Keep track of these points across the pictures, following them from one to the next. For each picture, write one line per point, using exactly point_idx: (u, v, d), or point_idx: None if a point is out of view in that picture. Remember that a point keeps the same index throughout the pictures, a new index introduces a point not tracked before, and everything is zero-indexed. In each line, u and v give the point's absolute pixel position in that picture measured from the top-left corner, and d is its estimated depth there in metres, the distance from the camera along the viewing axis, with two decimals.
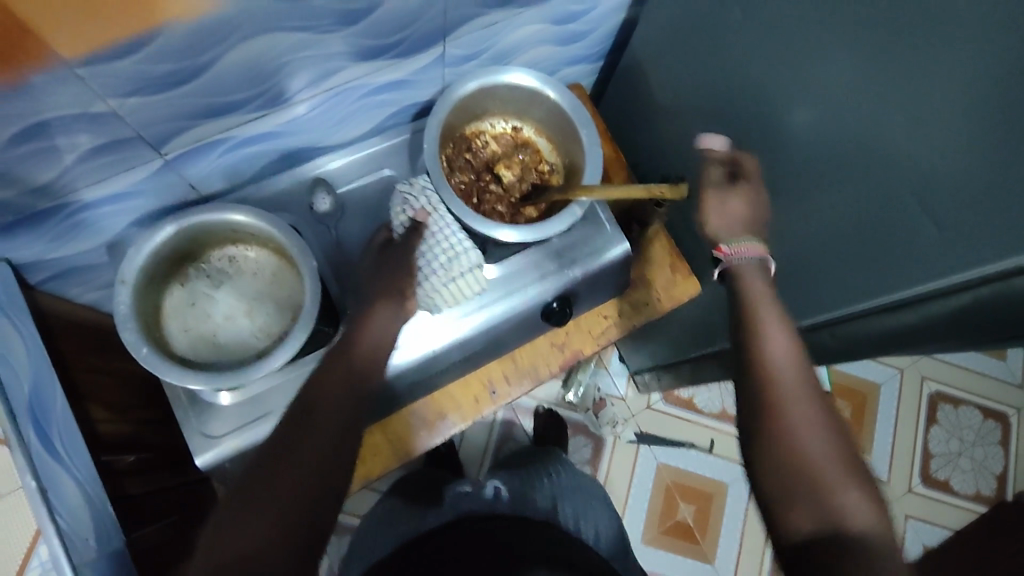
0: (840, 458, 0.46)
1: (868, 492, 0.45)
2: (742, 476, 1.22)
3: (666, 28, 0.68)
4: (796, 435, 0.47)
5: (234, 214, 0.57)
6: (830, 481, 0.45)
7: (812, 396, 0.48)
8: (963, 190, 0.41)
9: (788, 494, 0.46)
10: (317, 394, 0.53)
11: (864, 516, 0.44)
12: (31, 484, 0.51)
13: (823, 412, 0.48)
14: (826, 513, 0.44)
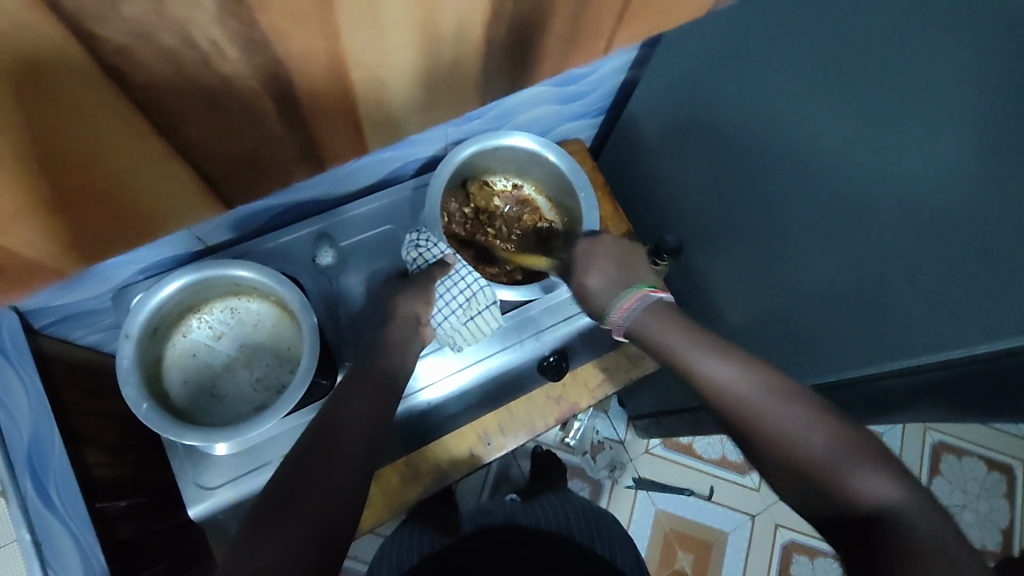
0: (831, 449, 0.40)
1: (879, 465, 0.39)
2: (743, 524, 1.21)
3: (665, 90, 0.70)
4: (779, 450, 0.42)
5: (238, 269, 0.58)
6: (831, 475, 0.39)
7: (770, 398, 0.43)
8: (953, 268, 0.42)
9: (818, 505, 0.40)
10: (344, 411, 0.49)
11: (884, 490, 0.38)
12: (26, 537, 0.51)
13: (795, 406, 0.42)
14: (850, 509, 0.39)
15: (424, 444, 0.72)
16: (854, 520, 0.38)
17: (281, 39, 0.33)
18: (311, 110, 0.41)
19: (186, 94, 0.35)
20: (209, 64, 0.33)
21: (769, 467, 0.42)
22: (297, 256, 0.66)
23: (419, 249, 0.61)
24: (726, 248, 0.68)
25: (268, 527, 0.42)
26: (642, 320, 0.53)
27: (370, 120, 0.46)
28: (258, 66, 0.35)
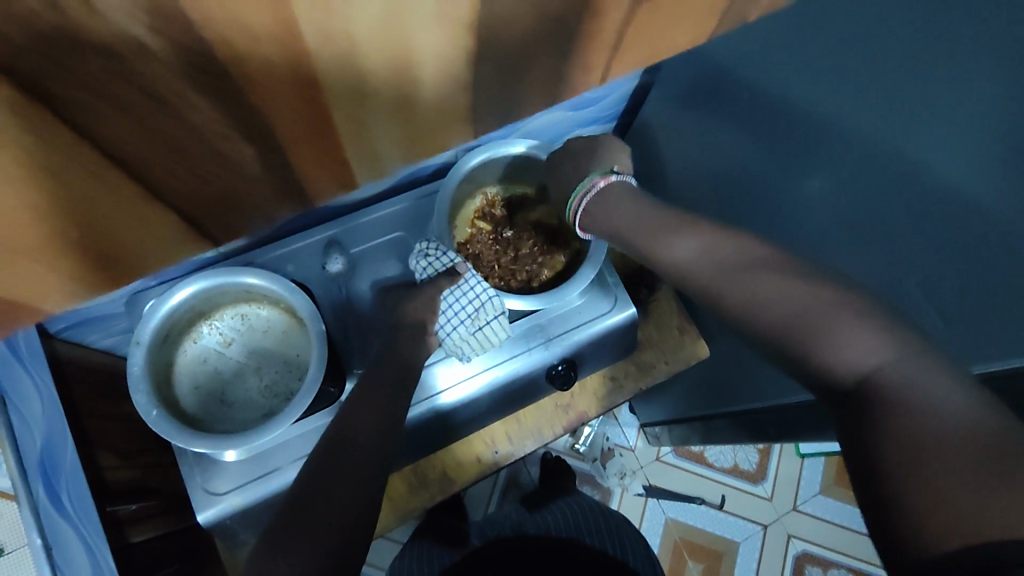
0: (808, 300, 0.36)
1: (862, 316, 0.35)
2: (754, 534, 1.19)
3: (675, 95, 0.69)
4: (748, 309, 0.39)
5: (249, 276, 0.59)
6: (810, 332, 0.36)
7: (751, 270, 0.40)
8: None
9: (794, 369, 0.37)
10: (350, 427, 0.49)
11: (866, 342, 0.34)
12: (36, 541, 0.53)
13: (768, 267, 0.40)
14: (825, 375, 0.35)
15: (433, 452, 0.73)
16: (828, 379, 0.35)
17: (269, 83, 0.34)
18: (293, 147, 0.41)
19: (167, 141, 0.35)
20: (190, 109, 0.33)
21: (747, 329, 0.40)
22: (306, 264, 0.66)
23: (428, 258, 0.62)
24: None
25: (288, 531, 0.41)
26: (603, 209, 0.53)
27: (360, 155, 0.45)
28: (236, 113, 0.35)
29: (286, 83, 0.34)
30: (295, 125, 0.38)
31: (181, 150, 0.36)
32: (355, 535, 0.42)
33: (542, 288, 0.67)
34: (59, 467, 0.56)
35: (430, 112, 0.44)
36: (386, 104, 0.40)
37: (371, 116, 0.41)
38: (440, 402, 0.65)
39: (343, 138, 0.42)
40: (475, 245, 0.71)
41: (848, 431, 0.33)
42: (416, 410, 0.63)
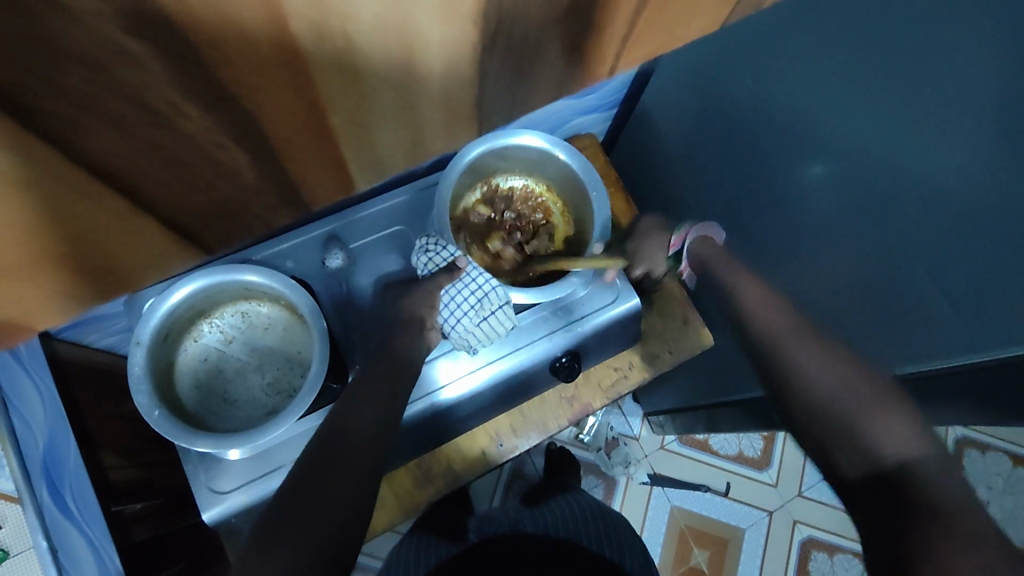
0: (852, 390, 0.43)
1: (902, 419, 0.40)
2: (759, 520, 1.19)
3: (675, 80, 0.68)
4: (798, 379, 0.45)
5: (248, 273, 0.59)
6: (850, 415, 0.41)
7: (818, 348, 0.47)
8: (979, 272, 0.40)
9: (830, 452, 0.41)
10: (349, 421, 0.48)
11: (900, 435, 0.39)
12: (42, 543, 0.53)
13: (829, 350, 0.46)
14: (861, 459, 0.39)
15: (437, 447, 0.73)
16: (863, 470, 0.39)
17: (268, 84, 0.23)
18: (310, 181, 0.29)
19: (145, 178, 0.24)
20: (175, 119, 0.22)
21: (796, 408, 0.45)
22: (305, 260, 0.66)
23: (429, 254, 0.61)
24: (742, 247, 0.66)
25: (276, 531, 0.42)
26: (685, 238, 0.66)
27: (390, 199, 0.35)
28: (230, 129, 0.24)
29: (290, 88, 0.23)
30: (305, 139, 0.26)
31: (160, 189, 0.25)
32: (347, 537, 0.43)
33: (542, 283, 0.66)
34: (63, 468, 0.56)
35: (474, 139, 0.33)
36: (421, 136, 0.30)
37: (399, 147, 0.30)
38: (442, 398, 0.64)
39: (372, 173, 0.31)
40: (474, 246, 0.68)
41: (875, 526, 0.36)
42: (420, 406, 0.63)
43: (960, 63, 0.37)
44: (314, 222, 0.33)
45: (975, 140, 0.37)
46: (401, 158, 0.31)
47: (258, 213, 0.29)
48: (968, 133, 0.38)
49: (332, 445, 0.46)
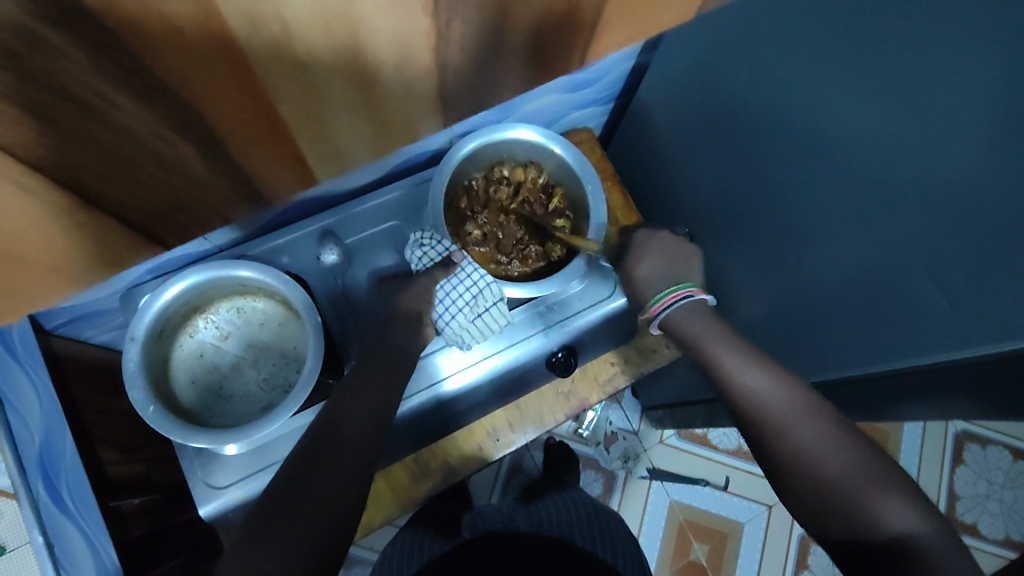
0: (852, 470, 0.40)
1: (899, 489, 0.39)
2: (758, 515, 1.19)
3: (672, 74, 0.68)
4: (796, 457, 0.41)
5: (243, 269, 0.58)
6: (850, 495, 0.39)
7: (805, 419, 0.42)
8: (975, 264, 0.40)
9: (831, 524, 0.40)
10: (342, 415, 0.47)
11: (904, 515, 0.38)
12: (37, 539, 0.53)
13: (828, 426, 0.42)
14: (868, 534, 0.38)
15: (434, 441, 0.73)
16: (868, 545, 0.38)
17: (209, 76, 0.29)
18: (254, 143, 0.36)
19: (112, 151, 0.31)
20: (116, 109, 0.29)
21: (791, 485, 0.42)
22: (301, 255, 0.65)
23: (424, 248, 0.61)
24: (739, 241, 0.66)
25: (269, 527, 0.40)
26: (680, 318, 0.51)
27: (343, 161, 0.42)
28: (175, 110, 0.30)
29: (230, 74, 0.29)
30: (241, 112, 0.32)
31: (117, 159, 0.32)
32: (343, 529, 0.41)
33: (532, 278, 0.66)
34: (58, 465, 0.56)
35: (411, 109, 0.39)
36: (359, 105, 0.36)
37: (338, 113, 0.36)
38: (444, 389, 0.65)
39: (314, 136, 0.37)
40: (467, 225, 0.67)
41: None
42: (420, 398, 0.63)
43: (959, 50, 0.37)
44: (268, 176, 0.40)
45: (973, 129, 0.37)
46: (347, 125, 0.37)
47: (213, 167, 0.36)
48: (965, 122, 0.38)
49: (325, 441, 0.45)
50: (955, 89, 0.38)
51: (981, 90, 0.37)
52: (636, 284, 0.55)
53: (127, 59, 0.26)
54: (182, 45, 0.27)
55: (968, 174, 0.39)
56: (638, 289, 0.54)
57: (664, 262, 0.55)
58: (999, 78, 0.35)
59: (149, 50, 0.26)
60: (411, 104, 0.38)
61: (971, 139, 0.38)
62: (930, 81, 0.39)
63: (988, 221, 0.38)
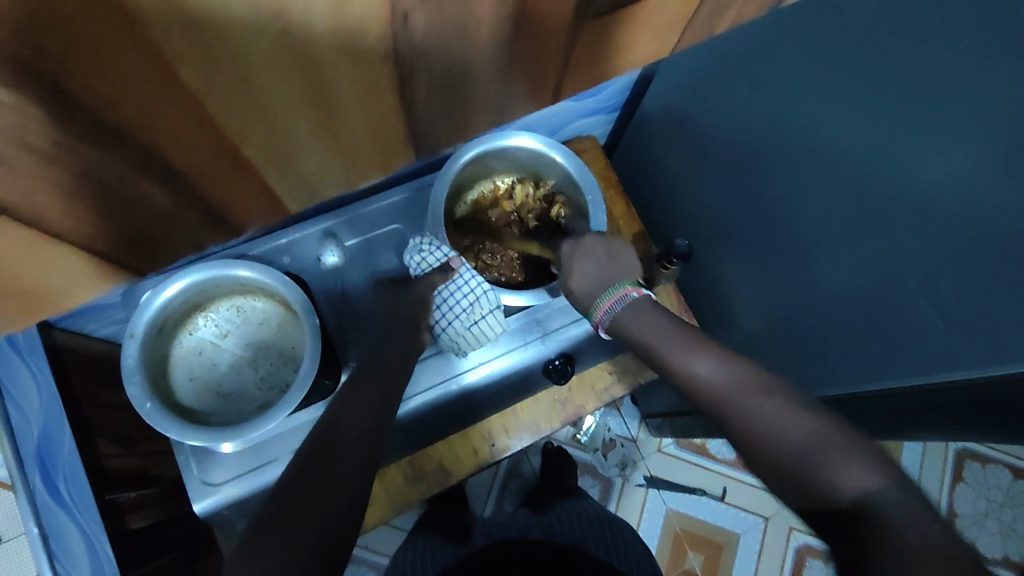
0: (810, 439, 0.36)
1: (856, 455, 0.35)
2: (754, 525, 1.19)
3: (676, 85, 0.68)
4: (758, 439, 0.38)
5: (243, 269, 0.59)
6: (809, 466, 0.35)
7: (754, 393, 0.39)
8: (973, 287, 0.40)
9: (798, 498, 0.36)
10: (338, 419, 0.47)
11: (864, 476, 0.34)
12: (33, 531, 0.53)
13: (778, 399, 0.38)
14: (831, 505, 0.34)
15: (429, 445, 0.73)
16: (830, 516, 0.34)
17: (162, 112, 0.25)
18: (229, 199, 0.33)
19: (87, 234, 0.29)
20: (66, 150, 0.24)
21: (754, 468, 0.38)
22: (303, 255, 0.66)
23: (423, 254, 0.61)
24: (740, 253, 0.66)
25: (267, 527, 0.38)
26: (624, 319, 0.48)
27: (323, 208, 0.39)
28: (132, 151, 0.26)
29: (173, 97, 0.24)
30: (215, 163, 0.30)
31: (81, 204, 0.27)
32: (340, 535, 0.39)
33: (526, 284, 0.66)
34: (56, 456, 0.57)
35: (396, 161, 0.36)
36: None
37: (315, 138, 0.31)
38: (450, 388, 0.65)
39: (287, 183, 0.34)
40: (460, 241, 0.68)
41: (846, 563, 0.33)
42: (424, 396, 0.64)
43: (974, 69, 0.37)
44: (248, 226, 0.37)
45: (967, 153, 0.38)
46: None
47: (188, 221, 0.33)
48: (958, 145, 0.38)
49: (323, 445, 0.44)
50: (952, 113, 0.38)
51: (974, 116, 0.37)
52: (573, 292, 0.55)
53: (90, 132, 0.24)
54: (149, 106, 0.24)
55: (975, 196, 0.38)
56: (577, 299, 0.54)
57: (600, 262, 0.55)
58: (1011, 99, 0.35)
59: (118, 116, 0.24)
60: (399, 154, 0.35)
61: (970, 161, 0.38)
62: (928, 105, 0.39)
63: (992, 243, 0.38)
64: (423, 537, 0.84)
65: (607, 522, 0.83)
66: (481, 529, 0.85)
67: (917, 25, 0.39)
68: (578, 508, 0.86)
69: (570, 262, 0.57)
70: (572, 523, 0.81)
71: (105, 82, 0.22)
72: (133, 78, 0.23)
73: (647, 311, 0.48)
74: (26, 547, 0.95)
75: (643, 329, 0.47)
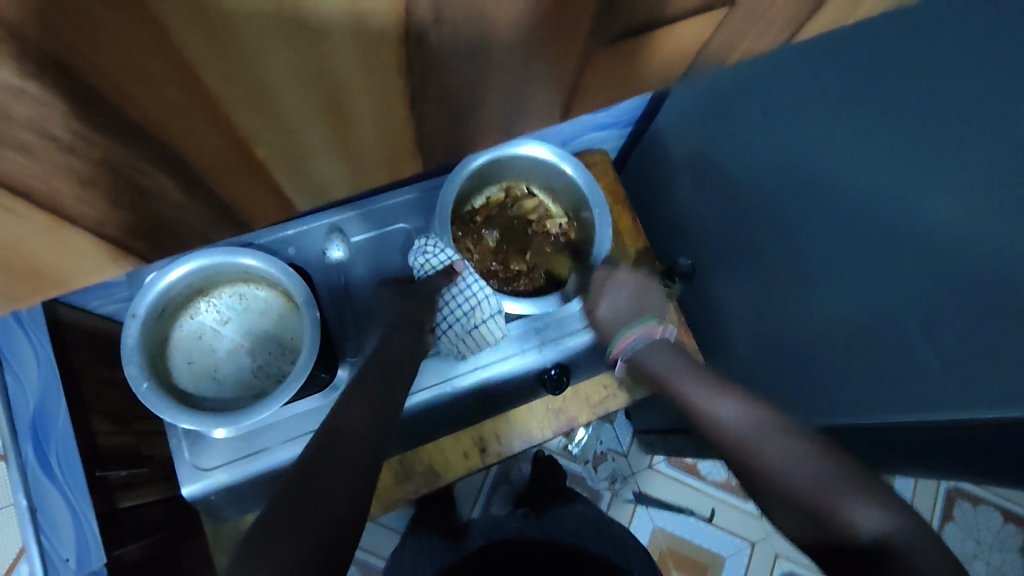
0: (820, 480, 0.37)
1: (868, 493, 0.35)
2: (740, 550, 1.18)
3: (689, 106, 0.68)
4: (774, 477, 0.39)
5: (248, 257, 0.59)
6: (818, 502, 0.36)
7: (772, 430, 0.41)
8: (976, 329, 0.40)
9: (812, 533, 0.36)
10: (342, 416, 0.45)
11: (876, 516, 0.34)
12: (22, 502, 0.52)
13: (795, 440, 0.40)
14: (843, 539, 0.35)
15: (419, 444, 0.73)
16: (845, 551, 0.34)
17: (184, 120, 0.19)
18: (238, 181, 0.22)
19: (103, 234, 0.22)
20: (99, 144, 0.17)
21: (770, 505, 0.39)
22: (309, 248, 0.66)
23: (426, 255, 0.61)
24: (742, 277, 0.66)
25: (276, 524, 0.37)
26: (644, 353, 0.54)
27: (323, 195, 0.27)
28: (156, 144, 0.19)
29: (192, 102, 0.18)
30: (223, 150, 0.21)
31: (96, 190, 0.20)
32: (347, 528, 0.38)
33: (526, 293, 0.68)
34: (49, 430, 0.57)
35: (372, 128, 0.22)
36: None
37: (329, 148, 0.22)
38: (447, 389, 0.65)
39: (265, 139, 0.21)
40: (464, 243, 0.69)
41: None
42: (424, 395, 0.64)
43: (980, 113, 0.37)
44: None
45: (976, 196, 0.38)
46: None
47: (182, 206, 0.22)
48: (969, 188, 0.38)
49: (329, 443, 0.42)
50: (963, 156, 0.38)
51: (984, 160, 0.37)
52: (596, 322, 0.61)
53: (137, 155, 0.20)
54: (188, 122, 0.19)
55: (976, 238, 0.38)
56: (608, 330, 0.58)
57: (629, 297, 0.60)
58: (1007, 146, 0.36)
59: (169, 131, 0.20)
60: (386, 131, 0.24)
61: (978, 206, 0.38)
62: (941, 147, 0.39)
63: (993, 285, 0.38)
64: (424, 534, 0.84)
65: (602, 520, 0.83)
66: (480, 528, 0.84)
67: (932, 66, 0.39)
68: (577, 509, 0.84)
69: (598, 292, 0.62)
70: (572, 525, 0.81)
71: (139, 93, 0.18)
72: (166, 87, 0.18)
73: (668, 350, 0.53)
74: (13, 519, 0.95)
75: (663, 369, 0.52)
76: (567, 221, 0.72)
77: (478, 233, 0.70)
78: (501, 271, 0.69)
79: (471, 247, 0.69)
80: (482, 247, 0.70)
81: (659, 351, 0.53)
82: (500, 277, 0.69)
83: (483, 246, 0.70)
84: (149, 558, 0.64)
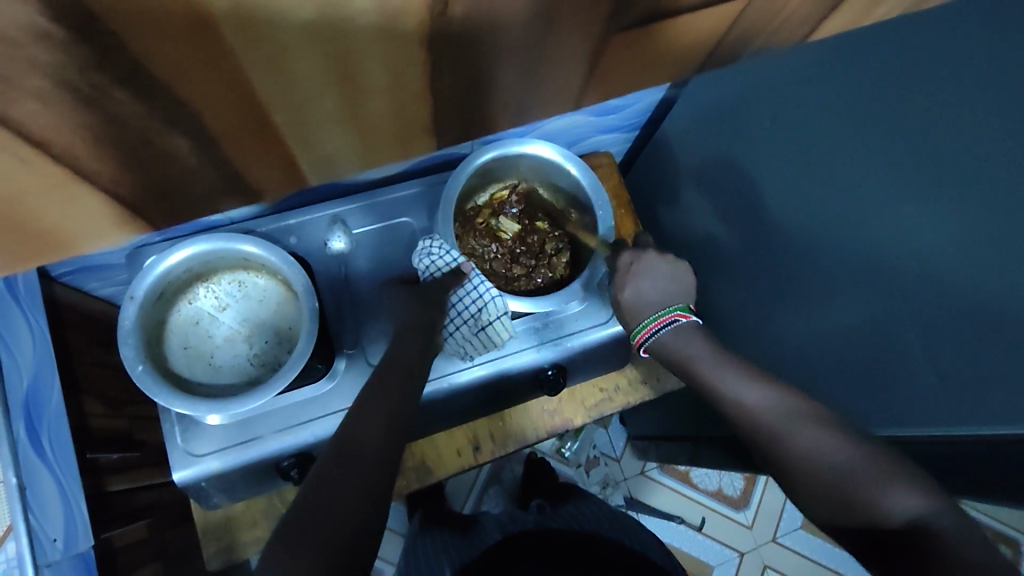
0: (855, 469, 0.37)
1: (906, 479, 0.36)
2: (729, 559, 1.18)
3: (699, 113, 0.68)
4: (812, 466, 0.39)
5: (250, 245, 0.59)
6: (858, 490, 0.37)
7: (804, 420, 0.41)
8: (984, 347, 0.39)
9: (852, 520, 0.37)
10: (355, 427, 0.45)
11: (913, 502, 0.35)
12: (12, 480, 0.50)
13: (829, 430, 0.40)
14: (884, 526, 0.35)
15: (414, 440, 0.73)
16: (886, 540, 0.35)
17: None
18: None
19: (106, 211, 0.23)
20: None
21: (802, 492, 0.40)
22: (310, 238, 0.66)
23: (431, 257, 0.60)
24: (743, 286, 0.66)
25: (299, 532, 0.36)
26: (669, 341, 0.51)
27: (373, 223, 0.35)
28: None
29: None
30: None
31: None
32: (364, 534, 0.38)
33: (525, 293, 0.68)
34: (42, 410, 0.56)
35: None
36: (365, 87, 0.36)
37: None
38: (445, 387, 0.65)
39: None
40: (468, 239, 0.69)
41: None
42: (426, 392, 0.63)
43: None
44: None
45: None
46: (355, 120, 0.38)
47: None
48: None
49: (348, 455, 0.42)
50: None
51: None
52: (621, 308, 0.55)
53: None
54: None
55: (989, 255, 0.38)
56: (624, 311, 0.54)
57: (661, 284, 0.53)
58: None
59: None
60: None
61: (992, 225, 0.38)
62: None
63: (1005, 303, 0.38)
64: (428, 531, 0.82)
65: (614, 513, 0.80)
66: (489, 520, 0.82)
67: None
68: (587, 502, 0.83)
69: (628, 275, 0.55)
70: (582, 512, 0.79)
71: None
72: None
73: (698, 335, 0.51)
74: None
75: (689, 356, 0.50)
76: (569, 223, 0.71)
77: (480, 231, 0.70)
78: (501, 270, 0.69)
79: (473, 245, 0.69)
80: (483, 245, 0.69)
81: (692, 340, 0.50)
82: (500, 276, 0.69)
83: (486, 242, 0.70)
84: (134, 543, 0.63)
